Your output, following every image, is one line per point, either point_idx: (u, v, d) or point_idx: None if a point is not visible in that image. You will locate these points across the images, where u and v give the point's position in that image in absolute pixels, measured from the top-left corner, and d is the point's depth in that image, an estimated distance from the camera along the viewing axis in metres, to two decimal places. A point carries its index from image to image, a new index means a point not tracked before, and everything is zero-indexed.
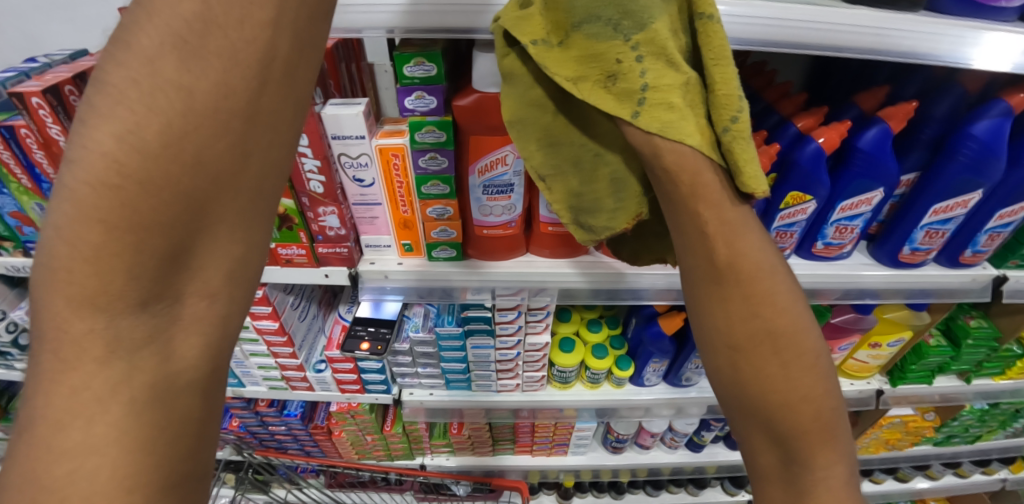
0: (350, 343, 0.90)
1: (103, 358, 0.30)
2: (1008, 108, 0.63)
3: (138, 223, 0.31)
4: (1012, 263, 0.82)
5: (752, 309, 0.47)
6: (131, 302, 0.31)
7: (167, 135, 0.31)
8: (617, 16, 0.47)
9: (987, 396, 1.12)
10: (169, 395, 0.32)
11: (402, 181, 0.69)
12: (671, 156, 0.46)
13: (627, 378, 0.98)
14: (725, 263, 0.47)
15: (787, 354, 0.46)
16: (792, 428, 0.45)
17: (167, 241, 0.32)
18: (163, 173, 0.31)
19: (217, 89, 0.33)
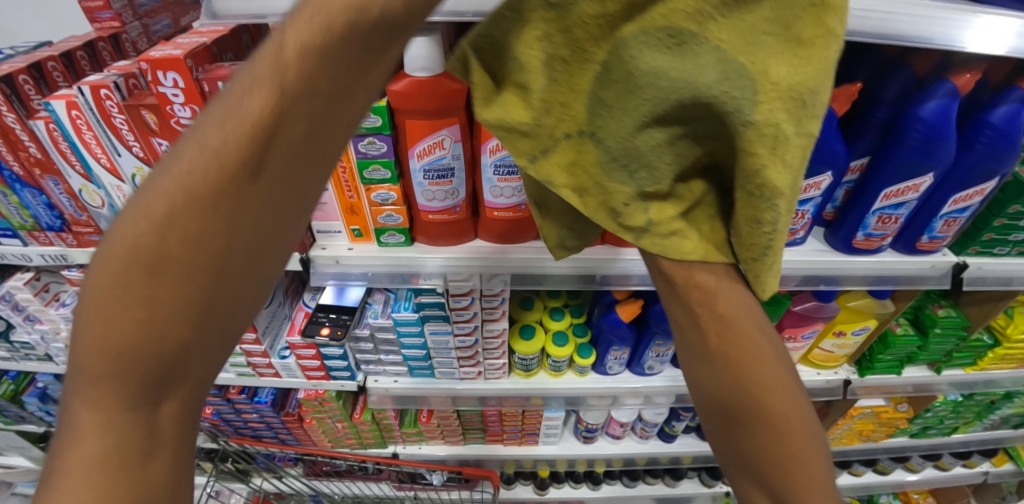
0: (310, 329, 0.90)
1: (95, 441, 0.36)
2: (954, 89, 0.62)
3: (124, 361, 0.35)
4: (973, 250, 0.81)
5: (730, 367, 0.50)
6: (137, 388, 0.36)
7: (146, 289, 0.34)
8: (635, 164, 0.43)
9: (960, 387, 1.11)
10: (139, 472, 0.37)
11: (344, 167, 0.68)
12: (685, 279, 0.51)
13: (589, 366, 0.99)
14: (706, 323, 0.51)
15: (772, 410, 0.48)
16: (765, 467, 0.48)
17: (147, 368, 0.36)
18: (139, 317, 0.34)
19: (188, 244, 0.34)
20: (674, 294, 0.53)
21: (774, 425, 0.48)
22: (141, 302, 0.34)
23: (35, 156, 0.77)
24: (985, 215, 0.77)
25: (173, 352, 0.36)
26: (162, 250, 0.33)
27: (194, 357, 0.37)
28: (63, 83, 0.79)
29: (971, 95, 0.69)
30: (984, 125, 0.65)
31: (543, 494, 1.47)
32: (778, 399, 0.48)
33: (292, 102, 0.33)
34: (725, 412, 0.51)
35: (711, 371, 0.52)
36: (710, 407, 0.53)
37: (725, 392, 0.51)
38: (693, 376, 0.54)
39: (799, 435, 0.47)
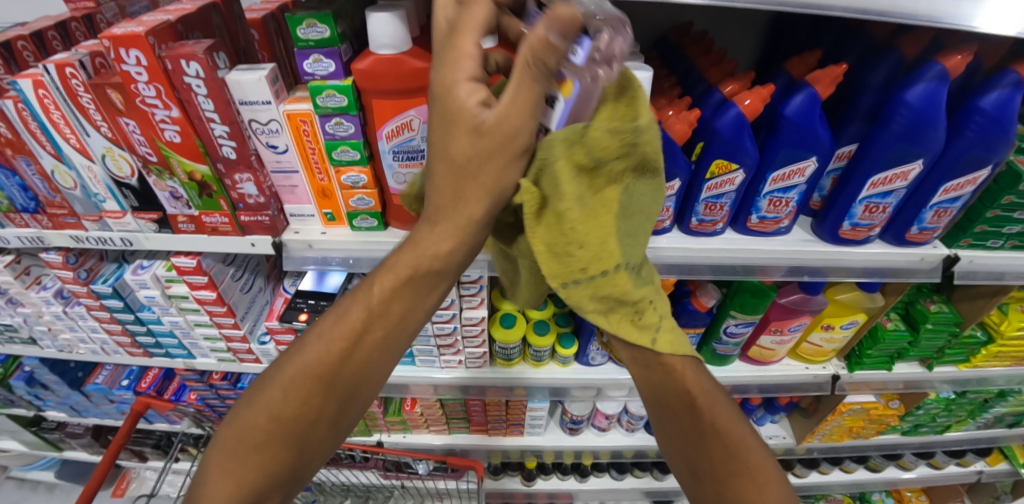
0: (288, 314, 0.90)
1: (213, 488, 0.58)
2: (943, 72, 0.60)
3: (252, 446, 0.59)
4: (965, 242, 0.78)
5: (708, 438, 0.64)
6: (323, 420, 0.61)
7: (281, 408, 0.59)
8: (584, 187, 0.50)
9: (952, 384, 1.09)
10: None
11: (314, 148, 0.67)
12: (652, 357, 0.64)
13: (570, 356, 0.98)
14: (685, 402, 0.64)
15: (741, 467, 0.62)
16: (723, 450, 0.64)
17: (263, 452, 0.59)
18: (269, 422, 0.59)
19: (317, 384, 0.59)
20: (642, 368, 0.65)
21: (750, 477, 0.61)
22: (299, 394, 0.59)
23: (6, 136, 0.75)
24: (978, 206, 0.75)
25: (301, 415, 0.59)
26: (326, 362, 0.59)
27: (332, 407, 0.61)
28: (34, 62, 0.78)
29: (963, 79, 0.67)
30: (974, 111, 0.63)
31: (530, 485, 1.46)
32: (748, 456, 0.62)
33: (377, 316, 0.58)
34: (706, 469, 0.64)
35: (692, 440, 0.65)
36: (691, 464, 0.66)
37: (702, 457, 0.64)
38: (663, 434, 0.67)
39: (768, 485, 0.61)
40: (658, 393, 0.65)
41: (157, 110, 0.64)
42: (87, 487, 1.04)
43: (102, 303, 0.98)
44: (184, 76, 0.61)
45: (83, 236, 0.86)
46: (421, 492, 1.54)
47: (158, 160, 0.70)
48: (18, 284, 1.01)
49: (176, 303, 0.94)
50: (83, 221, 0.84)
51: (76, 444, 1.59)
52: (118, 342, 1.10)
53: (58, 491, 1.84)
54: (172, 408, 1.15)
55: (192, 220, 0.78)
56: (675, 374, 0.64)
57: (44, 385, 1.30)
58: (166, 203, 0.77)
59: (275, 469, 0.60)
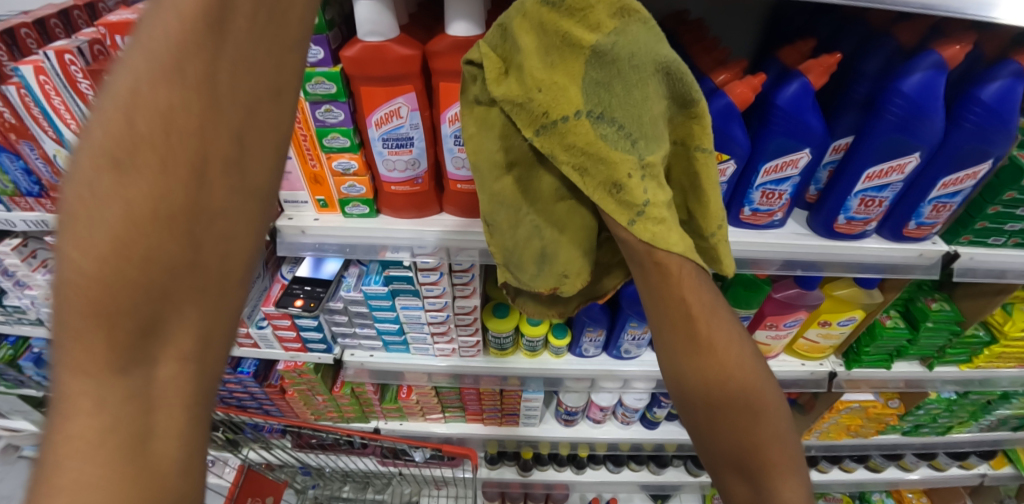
0: (284, 300, 0.91)
1: (92, 410, 0.30)
2: (940, 60, 0.59)
3: (102, 316, 0.30)
4: (965, 239, 0.77)
5: (704, 356, 0.52)
6: (112, 367, 0.31)
7: (115, 244, 0.30)
8: (580, 144, 0.52)
9: (953, 384, 1.07)
10: (144, 450, 0.31)
11: (305, 135, 0.68)
12: (644, 255, 0.53)
13: (564, 347, 0.97)
14: (682, 315, 0.53)
15: (742, 394, 0.52)
16: (757, 430, 0.52)
17: (132, 324, 0.31)
18: (115, 269, 0.30)
19: (153, 194, 0.31)
20: (638, 269, 0.54)
21: (746, 404, 0.52)
22: (76, 332, 0.30)
23: (9, 121, 0.77)
24: (979, 201, 0.73)
25: (128, 201, 0.30)
26: (81, 267, 0.29)
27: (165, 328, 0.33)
28: (36, 49, 0.79)
29: (964, 69, 0.65)
30: (974, 102, 0.62)
31: (526, 476, 1.46)
32: (748, 377, 0.52)
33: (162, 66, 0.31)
34: (707, 407, 0.53)
35: (691, 359, 0.53)
36: (687, 394, 0.54)
37: (698, 381, 0.53)
38: (678, 377, 0.55)
39: (768, 406, 0.52)
40: (657, 303, 0.54)
41: None
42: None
43: None
44: None
45: None
46: (418, 478, 1.56)
47: None
48: (26, 266, 1.03)
49: None
50: None
51: None
52: None
53: None
54: None
55: None
56: (672, 280, 0.52)
57: None
58: None
59: (130, 338, 0.31)
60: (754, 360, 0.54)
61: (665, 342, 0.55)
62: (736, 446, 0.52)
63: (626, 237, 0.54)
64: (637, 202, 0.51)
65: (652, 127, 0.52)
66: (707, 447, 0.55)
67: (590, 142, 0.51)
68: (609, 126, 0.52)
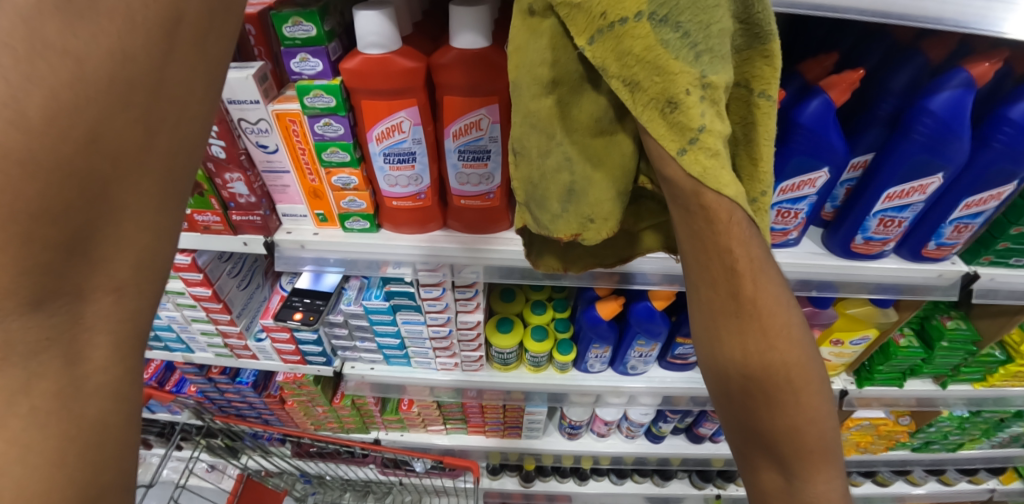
0: (283, 313, 0.89)
1: None
2: (970, 79, 0.56)
3: (24, 212, 0.26)
4: (986, 260, 0.74)
5: (749, 323, 0.39)
6: (22, 301, 0.26)
7: (53, 106, 0.26)
8: (640, 51, 0.37)
9: (968, 403, 1.04)
10: (77, 404, 0.27)
11: (304, 149, 0.66)
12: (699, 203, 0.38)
13: (570, 363, 0.95)
14: (724, 273, 0.39)
15: (788, 377, 0.39)
16: (795, 425, 0.40)
17: (61, 229, 0.27)
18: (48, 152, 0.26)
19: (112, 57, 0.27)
20: (682, 212, 0.40)
21: (793, 389, 0.40)
22: None
23: None
24: (1002, 221, 0.71)
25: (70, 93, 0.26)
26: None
27: (98, 248, 0.28)
28: None
29: (992, 87, 0.63)
30: (1003, 121, 0.59)
31: (528, 486, 1.44)
32: (795, 357, 0.40)
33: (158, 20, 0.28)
34: (743, 386, 0.41)
35: (731, 326, 0.40)
36: (719, 367, 0.42)
37: (739, 354, 0.40)
38: (710, 357, 0.42)
39: (815, 392, 0.41)
40: (696, 252, 0.40)
41: None
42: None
43: None
44: None
45: None
46: (419, 488, 1.54)
47: None
48: None
49: (172, 298, 0.93)
50: None
51: None
52: None
53: None
54: (172, 400, 1.15)
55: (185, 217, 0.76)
56: (723, 226, 0.38)
57: None
58: None
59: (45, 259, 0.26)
60: (803, 335, 0.41)
61: (698, 298, 0.42)
62: (771, 439, 0.40)
63: (670, 176, 0.40)
64: (693, 125, 0.36)
65: (721, 43, 0.38)
66: (728, 427, 0.44)
67: (646, 51, 0.37)
68: (675, 31, 0.37)
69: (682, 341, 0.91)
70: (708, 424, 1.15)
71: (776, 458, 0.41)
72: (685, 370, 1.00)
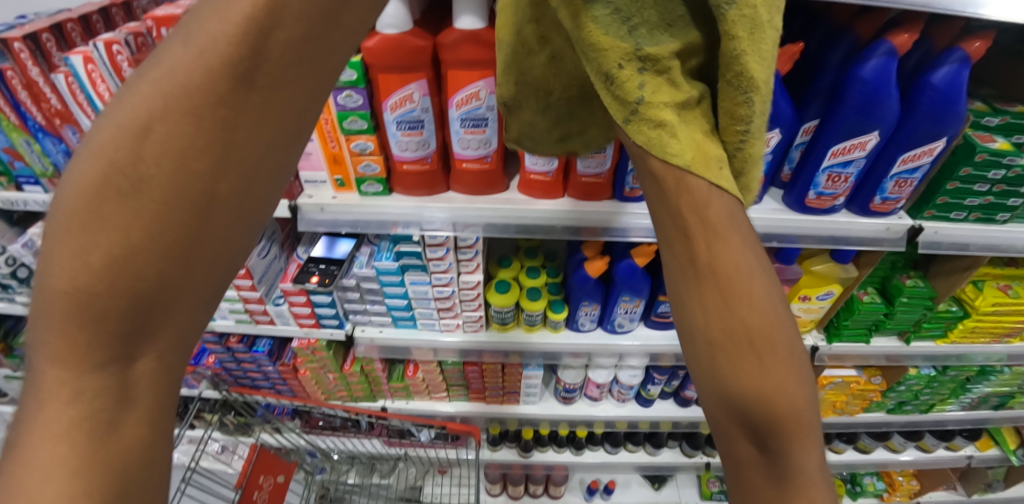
0: (301, 277, 0.99)
1: (69, 400, 0.31)
2: (892, 49, 0.66)
3: (102, 289, 0.31)
4: (929, 214, 0.84)
5: (717, 280, 0.40)
6: (93, 359, 0.32)
7: (142, 213, 0.32)
8: (580, 36, 0.43)
9: (931, 359, 1.12)
10: (117, 441, 0.32)
11: (326, 118, 0.75)
12: (682, 181, 0.41)
13: (562, 321, 1.04)
14: (685, 232, 0.41)
15: (751, 338, 0.39)
16: (770, 400, 0.38)
17: (128, 303, 0.32)
18: (128, 244, 0.31)
19: (182, 162, 0.32)
20: (663, 188, 0.43)
21: (763, 353, 0.38)
22: (66, 316, 0.31)
23: (56, 107, 0.86)
24: (939, 178, 0.80)
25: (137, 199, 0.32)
26: (100, 245, 0.31)
27: (159, 320, 0.34)
28: (81, 42, 0.89)
29: (920, 57, 0.73)
30: (927, 86, 0.69)
31: (527, 456, 1.52)
32: (764, 318, 0.39)
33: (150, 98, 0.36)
34: (710, 348, 0.41)
35: (693, 284, 0.41)
36: (688, 332, 0.42)
37: (709, 313, 0.40)
38: (687, 328, 0.43)
39: (793, 360, 0.39)
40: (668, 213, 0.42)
41: None
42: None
43: None
44: None
45: None
46: (423, 460, 1.62)
47: None
48: None
49: None
50: None
51: None
52: None
53: None
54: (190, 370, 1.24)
55: None
56: (692, 190, 0.41)
57: None
58: None
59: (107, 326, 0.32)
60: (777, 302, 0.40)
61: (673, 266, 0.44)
62: (742, 399, 0.39)
63: (628, 142, 0.46)
64: (631, 98, 0.43)
65: (660, 13, 0.42)
66: (705, 402, 0.42)
67: (591, 65, 0.43)
68: (603, 8, 0.42)
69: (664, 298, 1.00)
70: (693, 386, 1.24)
71: (748, 424, 0.39)
72: (668, 329, 1.09)
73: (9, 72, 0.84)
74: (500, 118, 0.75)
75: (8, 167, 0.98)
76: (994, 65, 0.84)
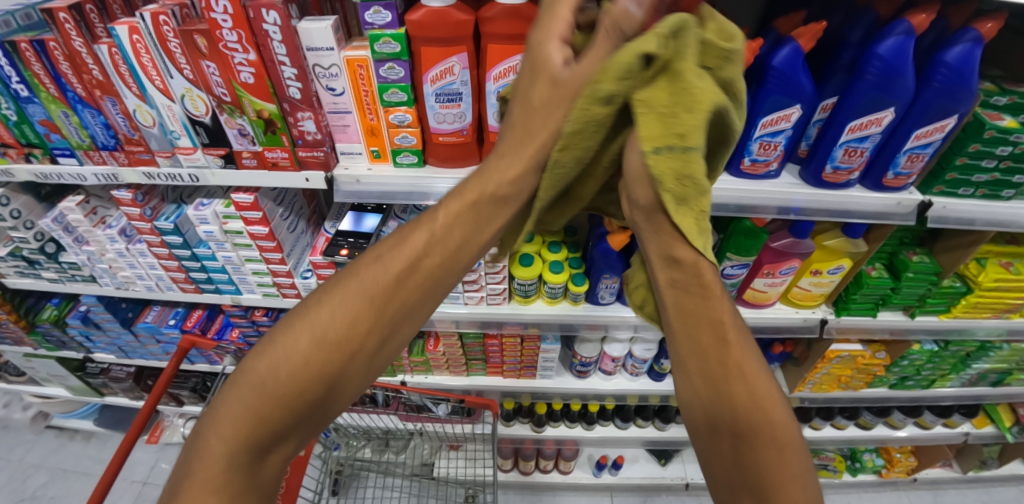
0: (330, 249, 1.03)
1: (250, 429, 0.54)
2: (910, 28, 0.70)
3: (309, 372, 0.56)
4: (938, 189, 0.88)
5: (733, 385, 0.55)
6: (279, 414, 0.55)
7: (347, 327, 0.58)
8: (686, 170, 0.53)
9: (934, 334, 1.17)
10: (263, 460, 0.55)
11: (367, 90, 0.78)
12: (693, 281, 0.58)
13: (583, 294, 1.07)
14: (715, 342, 0.57)
15: (749, 433, 0.54)
16: (774, 478, 0.52)
17: (319, 383, 0.57)
18: (336, 346, 0.57)
19: (398, 296, 0.61)
20: (679, 293, 0.59)
21: (765, 438, 0.54)
22: (278, 383, 0.55)
23: (97, 78, 0.89)
24: (949, 153, 0.84)
25: (343, 337, 0.58)
26: (319, 343, 0.57)
27: (325, 397, 0.58)
28: (122, 15, 0.89)
29: (934, 38, 0.76)
30: (940, 64, 0.73)
31: (540, 431, 1.57)
32: (769, 417, 0.54)
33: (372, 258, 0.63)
34: (716, 431, 0.56)
35: (703, 381, 0.57)
36: (692, 411, 0.58)
37: (725, 413, 0.55)
38: (711, 420, 0.56)
39: (790, 451, 0.54)
40: (688, 329, 0.58)
41: (237, 53, 0.76)
42: (134, 424, 1.31)
43: (163, 239, 1.12)
44: (263, 24, 0.73)
45: (154, 172, 0.99)
46: (438, 435, 1.66)
47: (231, 100, 0.83)
48: (88, 221, 1.16)
49: (232, 239, 1.07)
50: (156, 158, 0.97)
51: (116, 389, 1.82)
52: (172, 278, 1.23)
53: (94, 440, 2.13)
54: (216, 344, 1.27)
55: (256, 155, 0.90)
56: (713, 309, 0.58)
57: (96, 324, 1.48)
58: (234, 140, 0.89)
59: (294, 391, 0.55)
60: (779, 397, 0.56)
61: (685, 372, 0.59)
62: (745, 475, 0.54)
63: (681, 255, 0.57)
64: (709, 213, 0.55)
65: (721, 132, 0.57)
66: (721, 475, 0.56)
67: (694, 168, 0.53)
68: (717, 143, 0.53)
69: None
70: None
71: (749, 486, 0.53)
72: None
73: (52, 44, 0.86)
74: None
75: (45, 139, 1.00)
76: (1004, 47, 0.87)
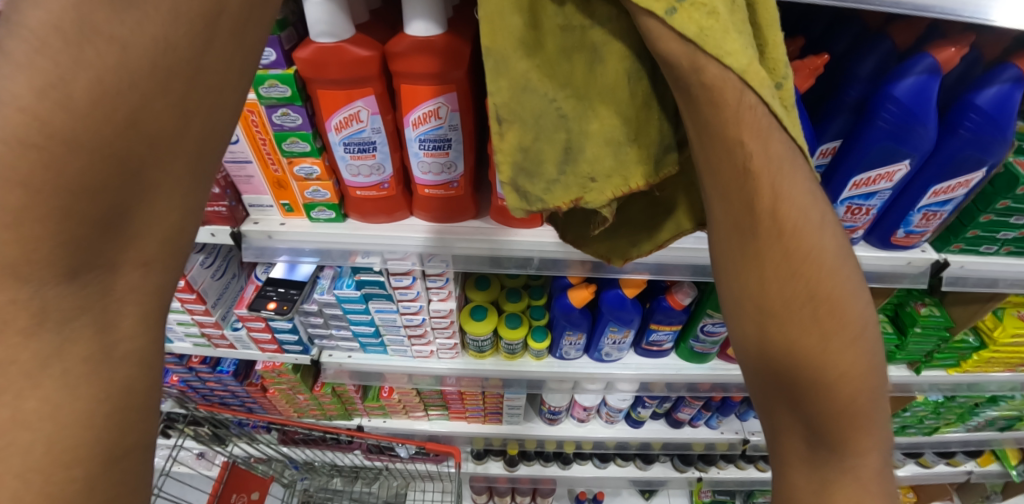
0: (256, 302, 0.85)
1: (28, 329, 0.26)
2: (934, 65, 0.56)
3: (83, 192, 0.26)
4: (956, 247, 0.74)
5: (764, 240, 0.36)
6: (57, 272, 0.26)
7: (100, 90, 0.25)
8: None
9: (941, 389, 1.05)
10: (108, 380, 0.28)
11: (264, 139, 0.65)
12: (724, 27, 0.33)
13: (544, 350, 0.95)
14: (737, 179, 0.35)
15: (790, 313, 0.36)
16: (827, 403, 0.37)
17: (98, 207, 0.27)
18: (95, 134, 0.25)
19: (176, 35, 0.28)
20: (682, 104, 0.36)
21: (830, 344, 0.36)
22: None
23: None
24: (972, 209, 0.70)
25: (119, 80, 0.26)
26: (44, 134, 0.24)
27: (132, 237, 0.28)
28: None
29: (961, 72, 0.62)
30: (970, 108, 0.58)
31: (512, 471, 1.46)
32: (827, 291, 0.36)
33: None
34: (748, 316, 0.38)
35: (745, 249, 0.37)
36: (742, 299, 0.39)
37: (753, 282, 0.37)
38: (743, 295, 0.38)
39: (851, 337, 0.37)
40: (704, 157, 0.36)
41: None
42: None
43: None
44: None
45: None
46: (405, 472, 1.56)
47: None
48: None
49: None
50: None
51: None
52: None
53: None
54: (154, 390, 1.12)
55: None
56: (725, 121, 0.34)
57: None
58: None
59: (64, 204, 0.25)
60: (861, 303, 0.38)
61: (714, 217, 0.39)
62: (785, 381, 0.38)
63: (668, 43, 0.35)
64: None
65: None
66: (749, 371, 0.41)
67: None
68: None
69: (655, 328, 0.92)
70: (685, 409, 1.17)
71: (809, 435, 0.38)
72: (660, 357, 1.00)
73: None
74: (466, 140, 0.65)
75: None
76: None
